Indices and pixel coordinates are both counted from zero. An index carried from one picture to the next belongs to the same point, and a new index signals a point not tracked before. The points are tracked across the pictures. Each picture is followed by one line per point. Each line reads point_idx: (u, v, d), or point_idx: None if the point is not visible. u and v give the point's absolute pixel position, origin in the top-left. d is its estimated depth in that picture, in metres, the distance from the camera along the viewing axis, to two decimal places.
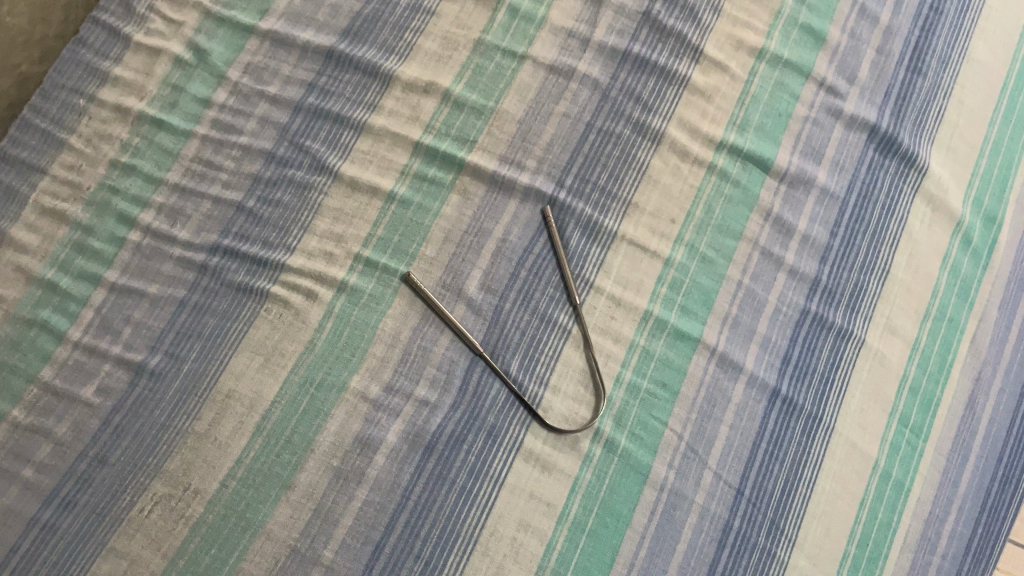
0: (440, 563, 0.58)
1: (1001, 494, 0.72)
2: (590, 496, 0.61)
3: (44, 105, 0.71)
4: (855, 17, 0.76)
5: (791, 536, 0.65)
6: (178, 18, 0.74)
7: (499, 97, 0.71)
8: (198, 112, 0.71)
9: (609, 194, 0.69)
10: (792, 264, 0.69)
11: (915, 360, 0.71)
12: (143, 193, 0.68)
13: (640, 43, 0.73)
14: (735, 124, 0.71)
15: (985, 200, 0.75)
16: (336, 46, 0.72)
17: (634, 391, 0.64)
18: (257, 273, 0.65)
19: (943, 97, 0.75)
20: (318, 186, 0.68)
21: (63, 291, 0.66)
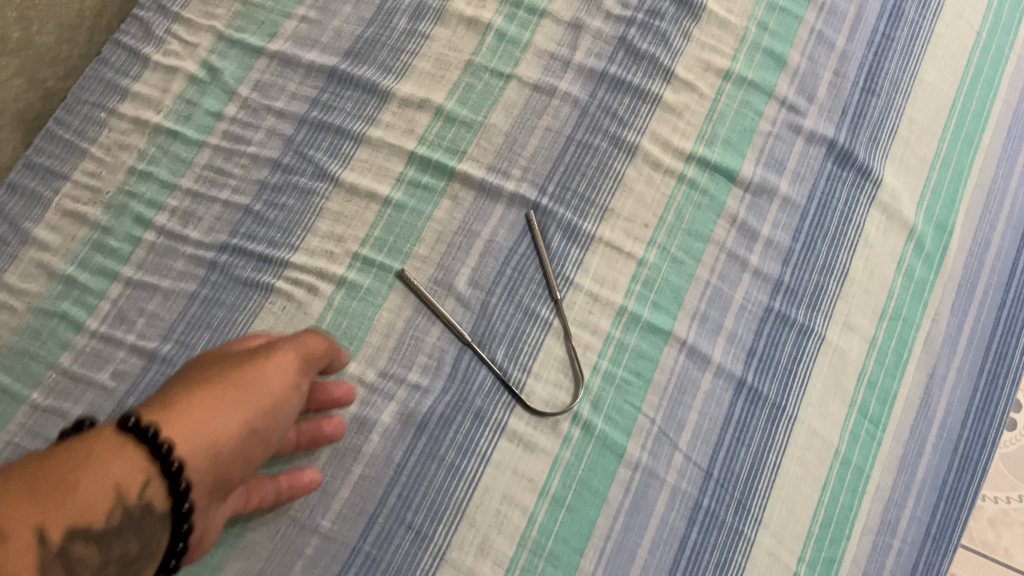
0: (430, 532, 0.64)
1: (958, 483, 0.71)
2: (569, 473, 0.67)
3: (67, 118, 0.78)
4: (813, 42, 0.82)
5: (757, 515, 0.68)
6: (193, 40, 0.81)
7: (487, 113, 0.78)
8: (210, 125, 0.77)
9: (588, 200, 0.75)
10: (756, 265, 0.74)
11: (873, 355, 0.73)
12: (158, 197, 0.74)
13: (616, 65, 0.80)
14: (704, 139, 0.78)
15: (936, 210, 0.79)
16: (339, 66, 0.79)
17: (610, 378, 0.70)
18: (263, 269, 0.71)
19: (895, 116, 0.81)
20: (320, 192, 0.74)
21: (82, 285, 0.71)
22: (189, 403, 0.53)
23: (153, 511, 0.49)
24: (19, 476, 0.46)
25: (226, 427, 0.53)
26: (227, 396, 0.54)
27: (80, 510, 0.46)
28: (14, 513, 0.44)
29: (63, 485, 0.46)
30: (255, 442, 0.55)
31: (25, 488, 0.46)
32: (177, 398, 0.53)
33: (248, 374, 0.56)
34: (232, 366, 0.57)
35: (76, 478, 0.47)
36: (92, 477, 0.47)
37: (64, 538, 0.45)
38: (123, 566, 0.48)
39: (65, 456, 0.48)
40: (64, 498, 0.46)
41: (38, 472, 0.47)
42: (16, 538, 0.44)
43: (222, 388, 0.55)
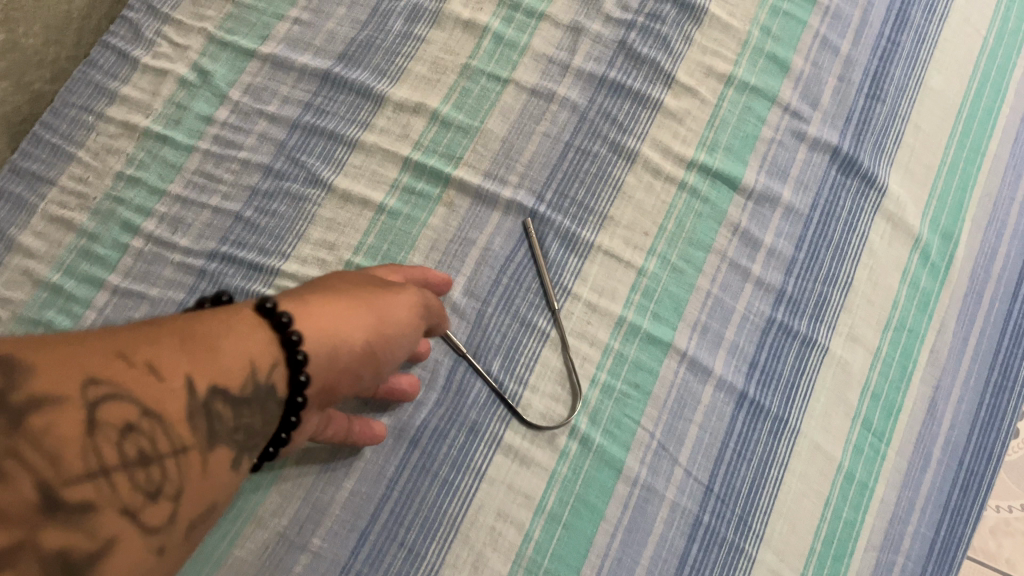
0: (423, 550, 0.63)
1: (963, 498, 0.69)
2: (566, 489, 0.65)
3: (54, 121, 0.76)
4: (817, 47, 0.81)
5: (759, 532, 0.66)
6: (183, 42, 0.79)
7: (484, 118, 0.76)
8: (200, 129, 0.76)
9: (587, 208, 0.73)
10: (758, 275, 0.73)
11: (877, 368, 0.72)
12: (147, 203, 0.73)
13: (616, 69, 0.78)
14: (705, 145, 0.76)
15: (941, 219, 0.77)
16: (332, 69, 0.77)
17: (608, 391, 0.68)
18: (253, 277, 0.69)
19: (900, 123, 0.79)
20: (313, 198, 0.72)
21: (67, 293, 0.69)
22: (322, 301, 0.48)
23: (276, 395, 0.44)
24: (159, 325, 0.42)
25: (350, 337, 0.48)
26: (359, 306, 0.50)
27: (225, 369, 0.42)
28: (165, 354, 0.41)
29: (206, 340, 0.42)
30: (368, 363, 0.50)
31: (173, 332, 0.42)
32: (309, 292, 0.49)
33: (377, 298, 0.52)
34: (367, 285, 0.53)
35: (220, 337, 0.43)
36: (234, 343, 0.43)
37: (209, 391, 0.41)
38: (248, 440, 0.43)
39: (204, 319, 0.44)
40: (209, 353, 0.42)
41: (182, 325, 0.43)
42: (167, 379, 0.40)
43: (354, 297, 0.50)
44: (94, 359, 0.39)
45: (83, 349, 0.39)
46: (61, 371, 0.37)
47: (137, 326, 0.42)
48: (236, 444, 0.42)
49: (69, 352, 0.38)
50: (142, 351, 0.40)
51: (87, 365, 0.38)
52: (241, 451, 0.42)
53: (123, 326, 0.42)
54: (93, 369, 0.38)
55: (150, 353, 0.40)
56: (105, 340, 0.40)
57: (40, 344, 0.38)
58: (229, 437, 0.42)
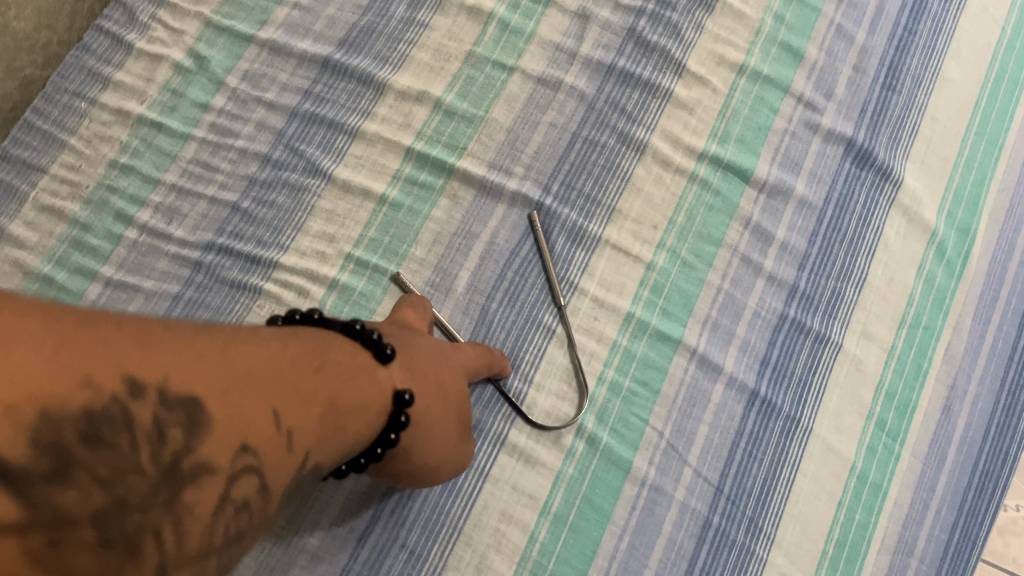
0: (425, 552, 0.61)
1: (978, 499, 0.67)
2: (572, 490, 0.63)
3: (46, 107, 0.74)
4: (832, 36, 0.78)
5: (770, 534, 0.64)
6: (179, 27, 0.77)
7: (489, 107, 0.74)
8: (196, 116, 0.74)
9: (594, 201, 0.71)
10: (770, 270, 0.71)
11: (891, 366, 0.69)
12: (141, 193, 0.71)
13: (625, 57, 0.76)
14: (716, 136, 0.74)
15: (958, 213, 0.74)
16: (333, 56, 0.75)
17: (616, 389, 0.66)
18: (251, 270, 0.67)
19: (917, 114, 0.77)
20: (312, 188, 0.70)
21: (59, 285, 0.68)
22: (440, 425, 0.54)
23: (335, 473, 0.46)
24: (311, 381, 0.42)
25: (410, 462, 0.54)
26: (447, 450, 0.56)
27: (333, 452, 0.43)
28: (304, 429, 0.40)
29: (339, 417, 0.43)
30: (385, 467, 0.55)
31: (319, 398, 0.42)
32: (445, 407, 0.54)
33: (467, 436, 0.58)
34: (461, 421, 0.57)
35: (350, 415, 0.44)
36: (354, 424, 0.45)
37: (309, 472, 0.41)
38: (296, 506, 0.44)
39: (350, 388, 0.45)
40: (336, 432, 0.43)
41: (329, 386, 0.43)
42: (295, 457, 0.39)
43: (449, 436, 0.55)
44: (243, 426, 0.37)
45: (251, 408, 0.37)
46: (228, 436, 0.36)
47: (292, 375, 0.41)
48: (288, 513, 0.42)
49: (239, 407, 0.37)
50: (290, 420, 0.39)
51: (248, 430, 0.37)
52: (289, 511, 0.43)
53: (282, 366, 0.41)
54: (252, 441, 0.37)
55: (295, 424, 0.40)
56: (268, 394, 0.39)
57: (221, 394, 0.36)
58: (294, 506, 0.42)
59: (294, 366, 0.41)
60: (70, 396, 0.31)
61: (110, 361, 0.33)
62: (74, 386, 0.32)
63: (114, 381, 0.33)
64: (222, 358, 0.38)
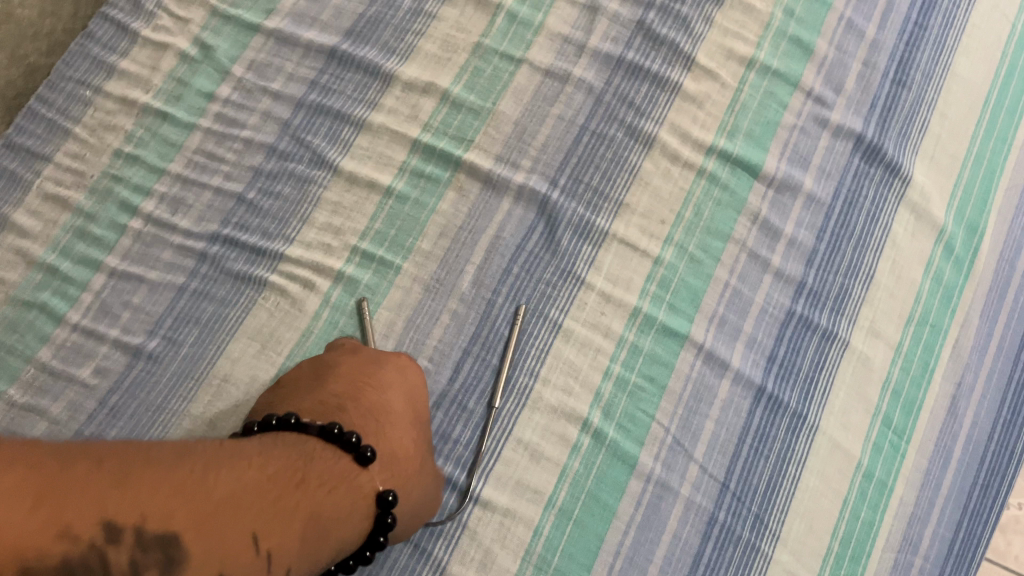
0: (429, 546, 0.61)
1: (983, 498, 0.67)
2: (577, 485, 0.63)
3: (50, 95, 0.73)
4: (843, 30, 0.77)
5: (775, 531, 0.64)
6: (185, 15, 0.76)
7: (497, 99, 0.73)
8: (202, 106, 0.73)
9: (601, 194, 0.71)
10: (778, 266, 0.70)
11: (898, 364, 0.69)
12: (146, 182, 0.70)
13: (633, 50, 0.75)
14: (725, 131, 0.73)
15: (967, 211, 0.74)
16: (339, 46, 0.74)
17: (622, 384, 0.66)
18: (256, 262, 0.67)
19: (927, 110, 0.76)
20: (318, 180, 0.70)
21: (63, 275, 0.67)
22: (422, 488, 0.57)
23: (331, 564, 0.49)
24: (291, 497, 0.45)
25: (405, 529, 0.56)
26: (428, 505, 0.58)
27: (317, 559, 0.46)
28: (283, 546, 0.43)
29: (319, 527, 0.46)
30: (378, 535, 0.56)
31: (299, 514, 0.45)
32: (422, 471, 0.57)
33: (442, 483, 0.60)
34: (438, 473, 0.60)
35: (335, 520, 0.47)
36: (336, 529, 0.47)
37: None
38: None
39: (333, 494, 0.48)
40: (317, 542, 0.46)
41: (310, 500, 0.46)
42: None
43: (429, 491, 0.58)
44: (222, 557, 0.40)
45: (229, 537, 0.41)
46: (204, 569, 0.39)
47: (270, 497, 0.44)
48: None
49: (218, 539, 0.40)
50: (269, 541, 0.42)
51: (228, 558, 0.40)
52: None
53: (259, 489, 0.44)
54: (230, 568, 0.40)
55: (274, 544, 0.43)
56: (246, 519, 0.42)
57: (200, 526, 0.40)
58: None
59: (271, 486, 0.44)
60: (50, 550, 0.35)
61: (88, 511, 0.36)
62: (55, 540, 0.35)
63: (93, 529, 0.36)
64: (204, 490, 0.41)
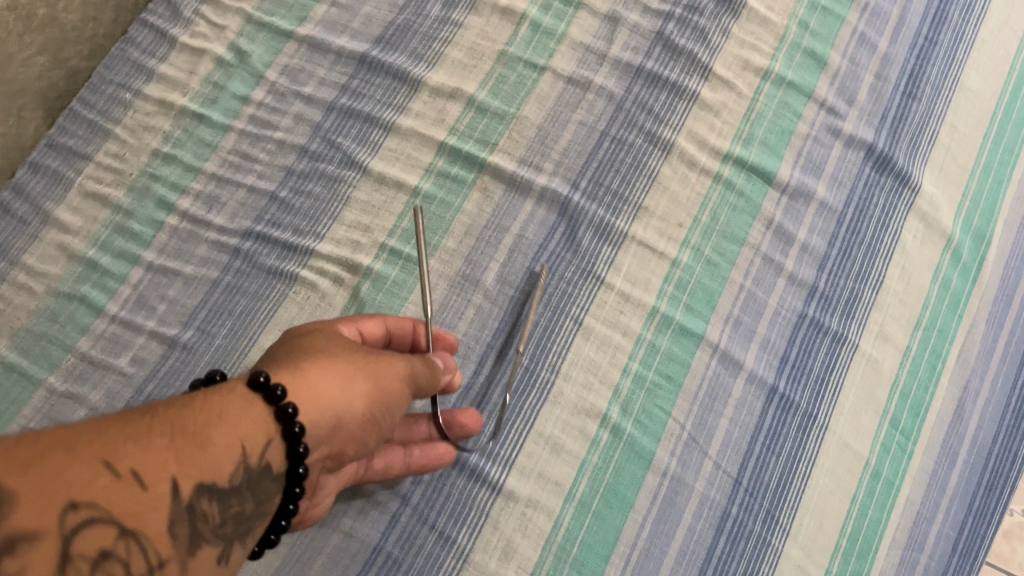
0: (453, 534, 0.63)
1: (987, 499, 0.69)
2: (596, 478, 0.65)
3: (92, 98, 0.76)
4: (855, 43, 0.80)
5: (786, 526, 0.66)
6: (221, 22, 0.79)
7: (520, 104, 0.76)
8: (237, 108, 0.76)
9: (621, 198, 0.73)
10: (791, 270, 0.72)
11: (906, 366, 0.71)
12: (182, 181, 0.73)
13: (653, 60, 0.78)
14: (741, 138, 0.76)
15: (974, 220, 0.76)
16: (369, 52, 0.77)
17: (640, 380, 0.68)
18: (288, 257, 0.70)
19: (937, 121, 0.78)
20: (348, 179, 0.72)
21: (102, 268, 0.70)
22: (326, 360, 0.51)
23: (272, 471, 0.47)
24: (148, 420, 0.43)
25: (353, 402, 0.50)
26: (357, 372, 0.51)
27: (217, 465, 0.43)
28: (149, 460, 0.41)
29: (199, 436, 0.43)
30: (347, 431, 0.51)
31: (169, 429, 0.43)
32: (316, 354, 0.51)
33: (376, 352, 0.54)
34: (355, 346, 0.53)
35: (214, 426, 0.44)
36: (223, 432, 0.44)
37: (193, 493, 0.42)
38: (238, 525, 0.45)
39: (197, 405, 0.45)
40: (204, 447, 0.43)
41: (176, 414, 0.44)
42: (149, 490, 0.41)
43: (346, 362, 0.51)
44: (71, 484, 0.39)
45: (71, 469, 0.39)
46: (50, 498, 0.38)
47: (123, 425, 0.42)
48: (217, 539, 0.43)
49: (55, 473, 0.39)
50: (129, 459, 0.41)
51: (78, 484, 0.39)
52: (233, 535, 0.44)
53: (109, 424, 0.42)
54: (77, 496, 0.39)
55: (136, 460, 0.41)
56: (87, 451, 0.40)
57: (33, 462, 0.38)
58: (211, 534, 0.43)
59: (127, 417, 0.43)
60: None
61: None
62: None
63: None
64: (30, 438, 0.39)
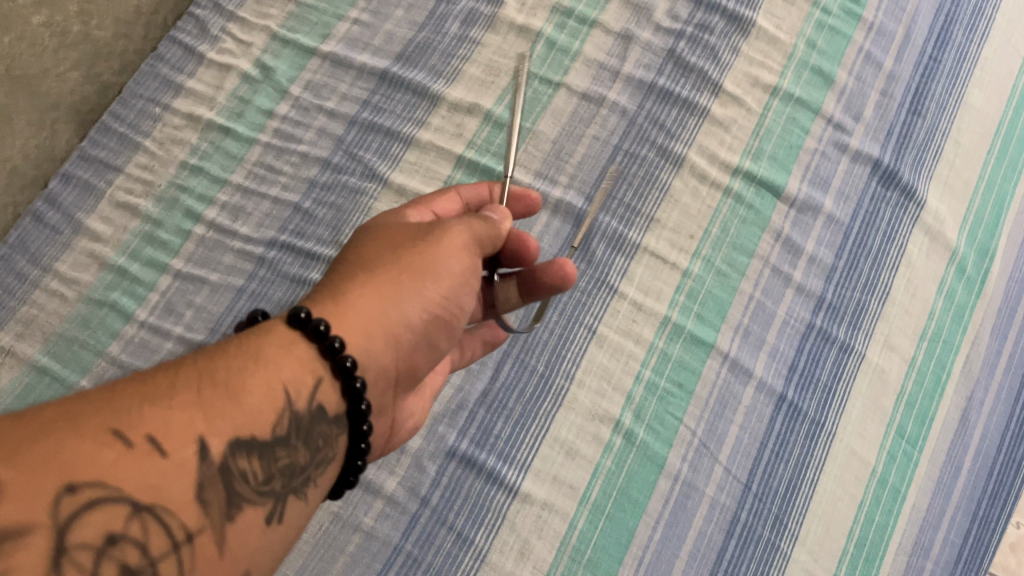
0: (470, 535, 0.65)
1: (991, 507, 0.69)
2: (610, 482, 0.67)
3: (123, 111, 0.79)
4: (862, 61, 0.82)
5: (794, 531, 0.67)
6: (247, 38, 0.82)
7: (536, 119, 0.79)
8: (261, 122, 0.78)
9: (633, 210, 0.75)
10: (799, 281, 0.74)
11: (912, 376, 0.72)
12: (209, 192, 0.76)
13: (665, 77, 0.80)
14: (750, 153, 0.78)
15: (978, 234, 0.77)
16: (390, 69, 0.79)
17: (653, 388, 0.70)
18: (311, 266, 0.71)
19: (941, 138, 0.80)
20: (369, 191, 0.75)
21: (132, 276, 0.73)
22: (367, 277, 0.51)
23: (323, 413, 0.47)
24: (164, 386, 0.42)
25: (408, 309, 0.51)
26: (404, 276, 0.52)
27: (248, 420, 0.43)
28: (169, 426, 0.40)
29: (229, 392, 0.43)
30: (409, 345, 0.52)
31: (190, 390, 0.42)
32: (360, 271, 0.52)
33: (422, 243, 0.54)
34: (401, 244, 0.54)
35: (242, 382, 0.44)
36: (255, 383, 0.44)
37: (224, 452, 0.41)
38: (289, 476, 0.44)
39: (222, 362, 0.44)
40: (233, 403, 0.42)
41: (199, 376, 0.43)
42: (172, 454, 0.39)
43: (392, 270, 0.52)
44: (79, 460, 0.37)
45: (72, 447, 0.37)
46: (58, 474, 0.36)
47: (135, 394, 0.40)
48: (260, 498, 0.42)
49: (50, 455, 0.36)
50: (146, 425, 0.39)
51: (88, 460, 0.37)
52: (285, 488, 0.44)
53: (116, 396, 0.40)
54: (76, 478, 0.36)
55: (153, 426, 0.39)
56: (95, 425, 0.38)
57: (33, 440, 0.36)
58: (253, 493, 0.42)
59: (136, 387, 0.41)
60: None
61: None
62: None
63: None
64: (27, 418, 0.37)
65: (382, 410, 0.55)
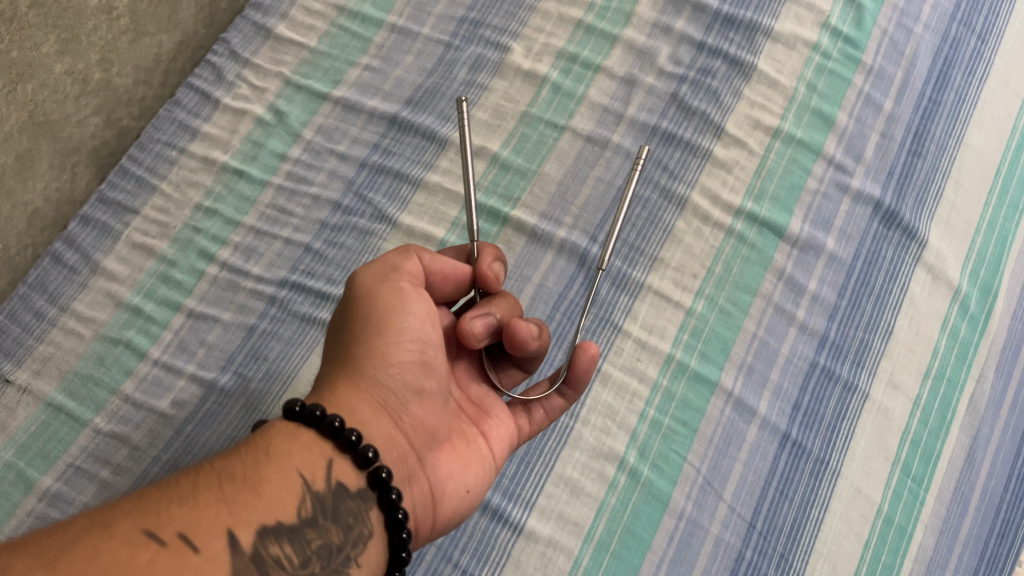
0: (476, 572, 0.66)
1: (999, 547, 0.69)
2: (614, 520, 0.68)
3: (140, 155, 0.82)
4: (862, 104, 0.83)
5: (799, 570, 0.67)
6: (262, 84, 0.84)
7: (541, 162, 0.81)
8: (274, 164, 0.81)
9: (637, 249, 0.77)
10: (803, 320, 0.75)
11: (917, 415, 0.72)
12: (222, 233, 0.78)
13: (667, 120, 0.82)
14: (752, 194, 0.79)
15: (980, 273, 0.78)
16: (399, 113, 0.82)
17: (657, 426, 0.71)
18: (321, 305, 0.73)
19: (942, 178, 0.81)
20: (379, 233, 0.76)
21: (147, 314, 0.74)
22: (332, 366, 0.54)
23: (346, 489, 0.48)
24: (188, 489, 0.44)
25: (373, 371, 0.52)
26: (353, 343, 0.53)
27: (271, 511, 0.44)
28: (196, 523, 0.42)
29: (249, 486, 0.45)
30: (398, 402, 0.53)
31: (210, 488, 0.44)
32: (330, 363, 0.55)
33: (355, 310, 0.55)
34: (344, 322, 0.55)
35: (260, 475, 0.46)
36: (272, 475, 0.46)
37: (253, 541, 0.43)
38: (328, 557, 0.45)
39: (238, 460, 0.46)
40: (253, 496, 0.44)
41: (220, 475, 0.45)
42: (203, 550, 0.41)
43: (346, 346, 0.54)
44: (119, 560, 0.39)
45: (107, 552, 0.39)
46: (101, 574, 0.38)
47: (161, 496, 0.43)
48: None
49: (88, 561, 0.38)
50: (174, 524, 0.41)
51: (125, 559, 0.39)
52: (325, 570, 0.44)
53: (145, 500, 0.43)
54: None
55: (181, 525, 0.41)
56: (127, 528, 0.40)
57: (73, 546, 0.39)
58: None
59: (161, 491, 0.43)
60: None
61: None
62: None
63: None
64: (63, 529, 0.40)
65: (412, 474, 0.53)
